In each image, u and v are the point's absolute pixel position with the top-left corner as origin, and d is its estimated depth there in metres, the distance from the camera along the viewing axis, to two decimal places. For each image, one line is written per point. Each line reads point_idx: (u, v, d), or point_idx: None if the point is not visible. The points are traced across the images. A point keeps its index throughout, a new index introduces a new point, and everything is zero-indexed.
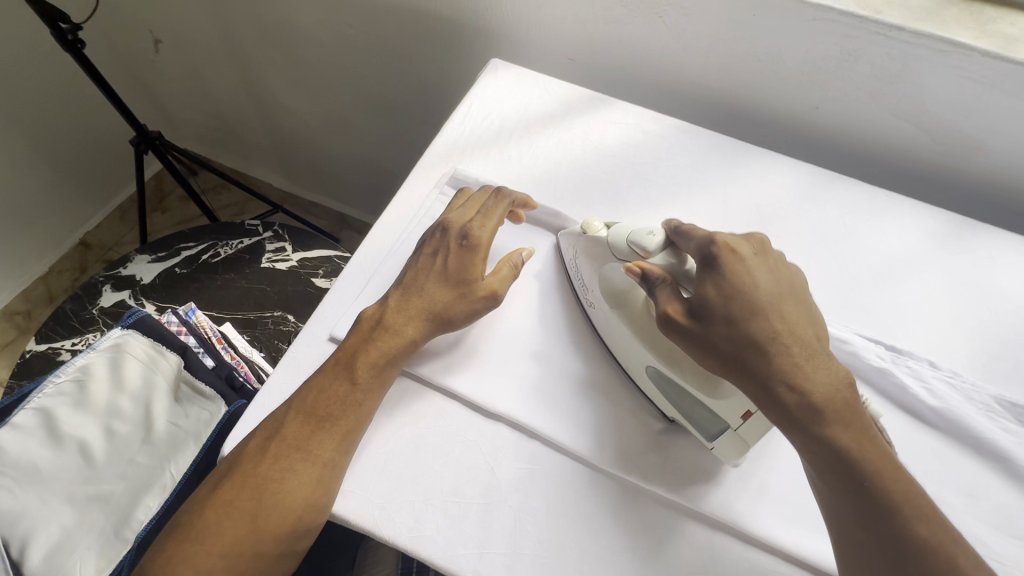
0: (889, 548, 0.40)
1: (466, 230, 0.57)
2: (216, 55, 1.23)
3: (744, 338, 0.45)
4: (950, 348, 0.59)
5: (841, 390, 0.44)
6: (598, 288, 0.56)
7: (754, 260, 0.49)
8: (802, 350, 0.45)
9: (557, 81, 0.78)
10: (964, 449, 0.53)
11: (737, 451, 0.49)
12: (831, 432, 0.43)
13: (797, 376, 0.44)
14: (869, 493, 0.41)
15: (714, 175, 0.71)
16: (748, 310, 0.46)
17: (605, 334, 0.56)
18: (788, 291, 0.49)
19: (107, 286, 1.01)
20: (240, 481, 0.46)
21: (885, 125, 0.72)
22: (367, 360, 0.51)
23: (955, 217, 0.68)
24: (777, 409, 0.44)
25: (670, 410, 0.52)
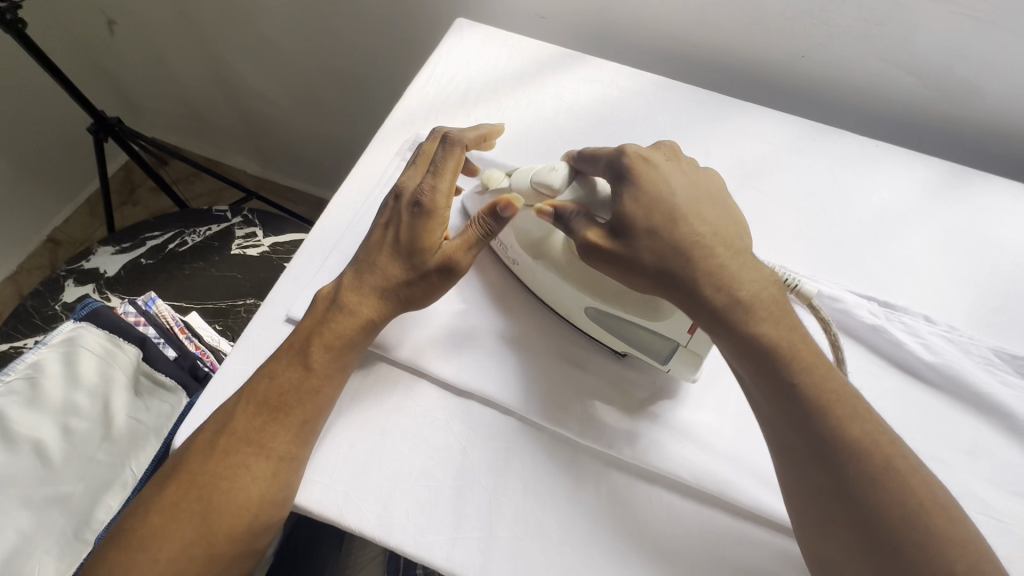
0: (823, 451, 0.39)
1: (415, 195, 0.50)
2: (173, 35, 1.17)
3: (669, 251, 0.44)
4: (946, 302, 0.56)
5: (770, 287, 0.44)
6: (516, 243, 0.54)
7: (667, 165, 0.48)
8: (725, 251, 0.44)
9: (526, 39, 0.73)
10: (962, 406, 0.51)
11: (692, 366, 0.48)
12: (757, 329, 0.42)
13: (721, 277, 0.43)
14: (798, 392, 0.41)
15: (695, 132, 0.66)
16: (666, 216, 0.45)
17: (535, 287, 0.55)
18: (706, 196, 0.47)
19: (70, 280, 0.97)
20: (187, 480, 0.43)
21: (875, 71, 0.68)
22: (320, 343, 0.47)
23: (950, 165, 0.65)
24: (705, 312, 0.44)
25: (617, 343, 0.51)
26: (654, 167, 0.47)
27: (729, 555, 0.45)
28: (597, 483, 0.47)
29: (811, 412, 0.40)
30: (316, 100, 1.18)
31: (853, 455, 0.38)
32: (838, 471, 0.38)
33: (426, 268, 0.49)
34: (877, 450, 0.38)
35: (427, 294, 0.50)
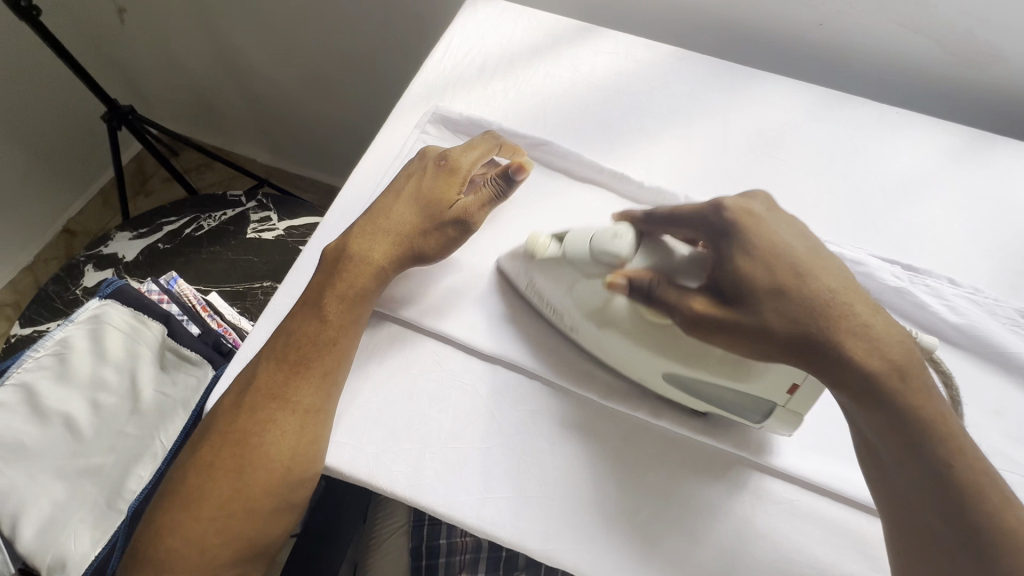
0: (970, 522, 0.35)
1: (445, 154, 0.54)
2: (183, 22, 1.17)
3: (802, 316, 0.38)
4: (970, 266, 0.56)
5: (903, 343, 0.38)
6: (577, 311, 0.48)
7: (774, 217, 0.42)
8: (863, 308, 0.39)
9: (540, 13, 0.73)
10: (988, 366, 0.51)
11: (790, 424, 0.45)
12: (905, 396, 0.36)
13: (864, 338, 0.37)
14: (939, 454, 0.36)
15: (712, 102, 0.66)
16: (789, 276, 0.39)
17: (601, 352, 0.49)
18: (822, 247, 0.42)
19: (89, 265, 0.98)
20: (218, 444, 0.44)
21: (894, 37, 0.67)
22: (334, 295, 0.49)
23: (971, 131, 0.64)
24: (843, 380, 0.38)
25: (701, 404, 0.47)
26: (760, 221, 0.41)
27: (757, 513, 0.45)
28: (624, 445, 0.48)
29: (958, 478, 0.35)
30: (327, 86, 1.18)
31: (996, 522, 0.34)
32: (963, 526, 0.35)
33: (441, 220, 0.51)
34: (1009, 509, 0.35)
35: (437, 248, 0.52)
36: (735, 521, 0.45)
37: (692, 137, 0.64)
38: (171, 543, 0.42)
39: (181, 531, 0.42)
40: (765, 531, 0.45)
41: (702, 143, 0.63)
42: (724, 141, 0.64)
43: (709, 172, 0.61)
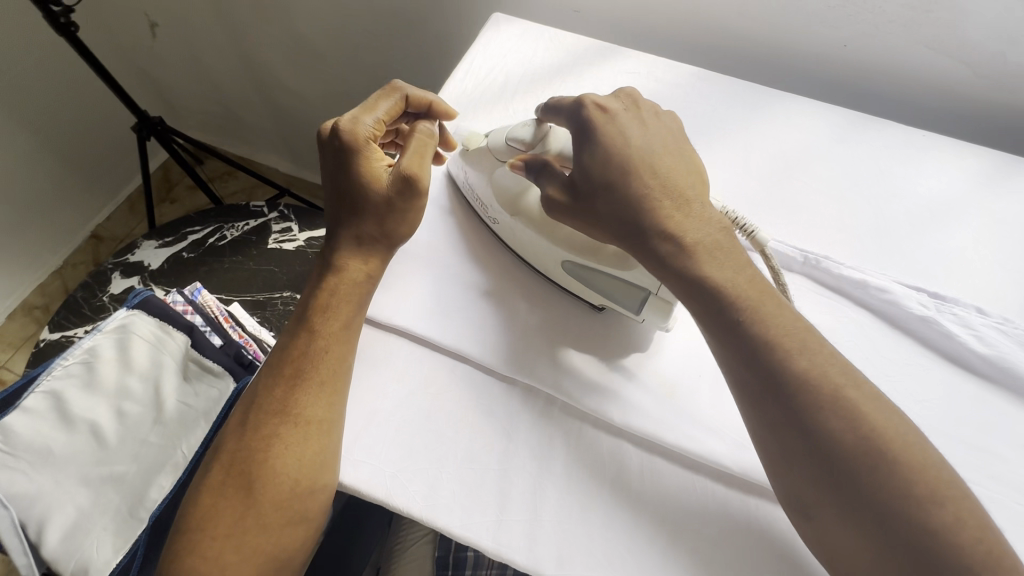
0: (776, 385, 0.42)
1: (336, 131, 0.52)
2: (212, 37, 1.20)
3: (628, 195, 0.48)
4: (1000, 294, 0.55)
5: (716, 234, 0.47)
6: (494, 201, 0.57)
7: (625, 115, 0.51)
8: (672, 201, 0.48)
9: (561, 33, 0.74)
10: (1017, 399, 0.49)
11: (665, 314, 0.51)
12: (703, 272, 0.46)
13: (669, 222, 0.47)
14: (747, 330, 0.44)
15: (734, 123, 0.66)
16: (619, 167, 0.48)
17: (513, 243, 0.57)
18: (662, 144, 0.51)
19: (116, 273, 1.00)
20: (228, 462, 0.45)
21: (921, 59, 0.66)
22: (321, 308, 0.49)
23: (1000, 155, 0.63)
24: (659, 265, 0.47)
25: (592, 296, 0.54)
26: (613, 117, 0.51)
27: (776, 545, 0.45)
28: (640, 471, 0.48)
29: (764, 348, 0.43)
30: (349, 99, 1.20)
31: (802, 390, 0.41)
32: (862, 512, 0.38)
33: (384, 194, 0.51)
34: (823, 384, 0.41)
35: (410, 222, 0.52)
36: (752, 552, 0.45)
37: (713, 158, 0.64)
38: (192, 562, 0.42)
39: (198, 549, 0.43)
40: (784, 563, 0.44)
41: (723, 164, 0.63)
42: (745, 162, 0.63)
43: (729, 194, 0.61)
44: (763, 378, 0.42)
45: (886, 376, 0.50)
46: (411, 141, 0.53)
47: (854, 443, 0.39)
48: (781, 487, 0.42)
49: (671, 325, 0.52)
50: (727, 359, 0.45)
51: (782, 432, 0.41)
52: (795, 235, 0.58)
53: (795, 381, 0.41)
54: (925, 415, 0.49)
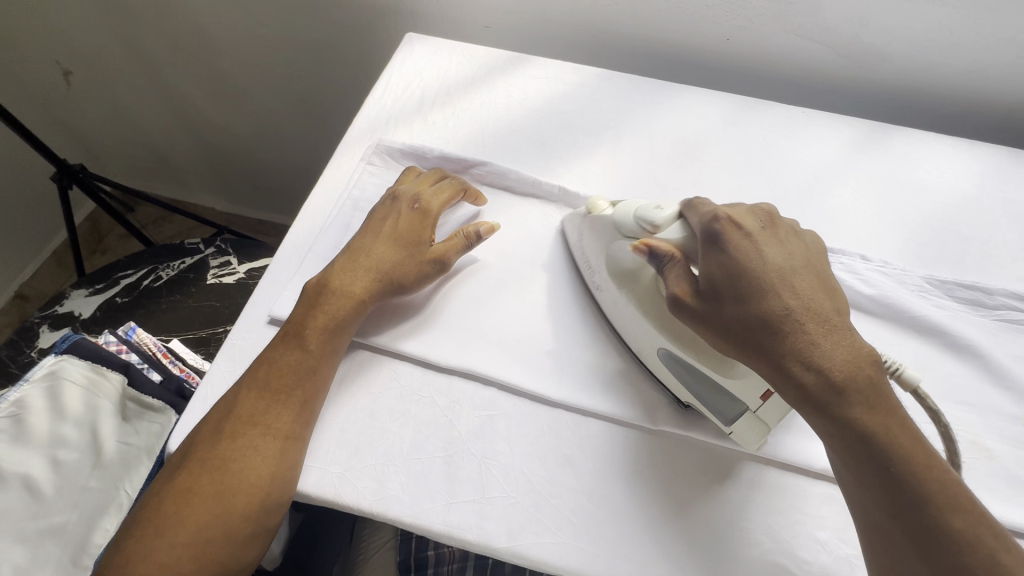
0: (929, 544, 0.37)
1: (417, 197, 0.58)
2: (133, 78, 1.18)
3: (758, 320, 0.43)
4: (879, 242, 0.61)
5: (865, 370, 0.41)
6: (607, 270, 0.55)
7: (764, 236, 0.47)
8: (815, 329, 0.42)
9: (473, 47, 0.78)
10: (905, 332, 0.55)
11: (758, 437, 0.48)
12: (850, 408, 0.40)
13: (810, 356, 0.41)
14: (898, 477, 0.38)
15: (637, 115, 0.72)
16: (757, 289, 0.44)
17: (610, 314, 0.55)
18: (802, 265, 0.46)
19: (45, 326, 0.96)
20: (195, 470, 0.44)
21: (792, 46, 0.74)
22: (315, 326, 0.51)
23: (868, 123, 0.71)
24: (793, 393, 0.42)
25: (683, 393, 0.50)
26: (750, 239, 0.46)
27: (709, 489, 0.48)
28: (580, 438, 0.50)
29: (920, 494, 0.37)
30: (278, 130, 1.21)
31: (959, 553, 0.36)
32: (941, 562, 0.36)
33: (419, 262, 0.55)
34: (979, 546, 0.36)
35: (417, 281, 0.55)
36: (688, 497, 0.47)
37: (621, 148, 0.69)
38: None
39: (152, 557, 0.41)
40: (718, 502, 0.47)
41: (631, 154, 0.68)
42: (651, 149, 0.69)
43: (640, 178, 0.66)
44: (915, 529, 0.37)
45: None
46: (463, 235, 0.57)
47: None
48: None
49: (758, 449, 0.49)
50: (863, 493, 0.40)
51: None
52: None
53: (958, 543, 0.36)
54: None
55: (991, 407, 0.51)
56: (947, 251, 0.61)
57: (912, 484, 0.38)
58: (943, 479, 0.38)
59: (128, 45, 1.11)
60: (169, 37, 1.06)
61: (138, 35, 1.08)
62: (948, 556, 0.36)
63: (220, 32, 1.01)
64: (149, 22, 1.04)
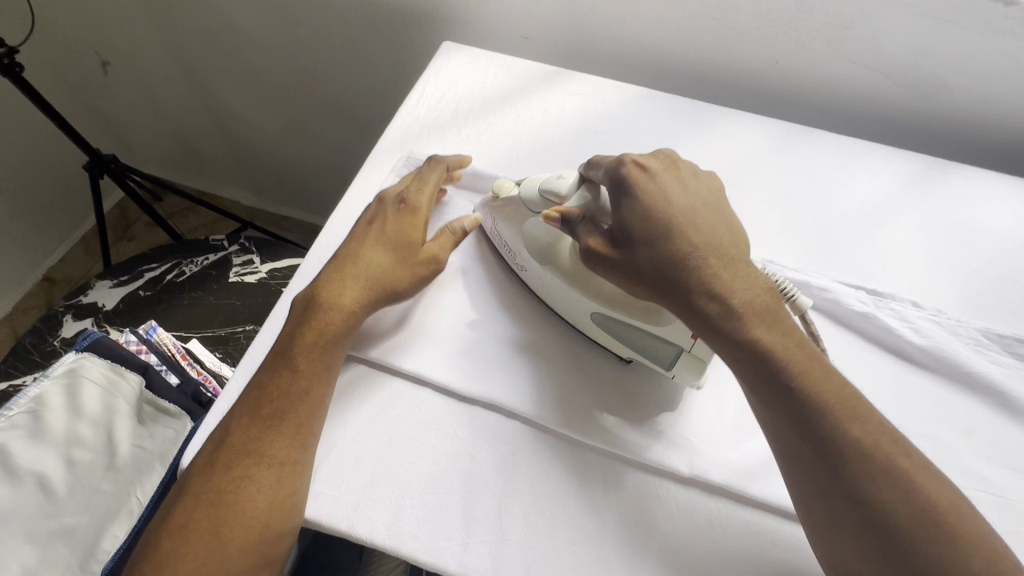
0: (832, 455, 0.38)
1: (401, 195, 0.57)
2: (168, 71, 1.19)
3: (665, 258, 0.44)
4: (932, 287, 0.58)
5: (763, 297, 0.43)
6: (524, 249, 0.55)
7: (664, 176, 0.48)
8: (719, 261, 0.44)
9: (511, 59, 0.76)
10: (957, 388, 0.52)
11: (698, 371, 0.48)
12: (753, 336, 0.42)
13: (715, 287, 0.43)
14: (799, 396, 0.40)
15: (678, 138, 0.69)
16: (662, 225, 0.45)
17: (542, 291, 0.56)
18: (704, 205, 0.47)
19: (68, 315, 0.97)
20: (192, 502, 0.42)
21: (846, 72, 0.71)
22: (304, 345, 0.48)
23: (924, 158, 0.67)
24: (701, 323, 0.43)
25: (623, 350, 0.52)
26: (651, 180, 0.47)
27: (740, 547, 0.45)
28: (605, 480, 0.48)
29: (820, 410, 0.39)
30: (307, 129, 1.21)
31: (858, 459, 0.38)
32: (844, 472, 0.38)
33: (414, 261, 0.54)
34: (877, 450, 0.38)
35: (412, 282, 0.54)
36: (717, 554, 0.45)
37: None
38: None
39: None
40: (749, 562, 0.45)
41: None
42: None
43: None
44: (818, 443, 0.39)
45: None
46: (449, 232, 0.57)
47: (910, 513, 0.36)
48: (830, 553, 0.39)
49: (700, 384, 0.50)
50: (773, 418, 0.41)
51: (835, 496, 0.38)
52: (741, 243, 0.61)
53: (857, 449, 0.38)
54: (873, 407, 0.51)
55: None
56: (1006, 301, 0.57)
57: (812, 400, 0.39)
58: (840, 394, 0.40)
59: (164, 39, 1.12)
60: (204, 33, 1.06)
61: (174, 28, 1.08)
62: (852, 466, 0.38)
63: (256, 29, 1.01)
64: (186, 17, 1.04)
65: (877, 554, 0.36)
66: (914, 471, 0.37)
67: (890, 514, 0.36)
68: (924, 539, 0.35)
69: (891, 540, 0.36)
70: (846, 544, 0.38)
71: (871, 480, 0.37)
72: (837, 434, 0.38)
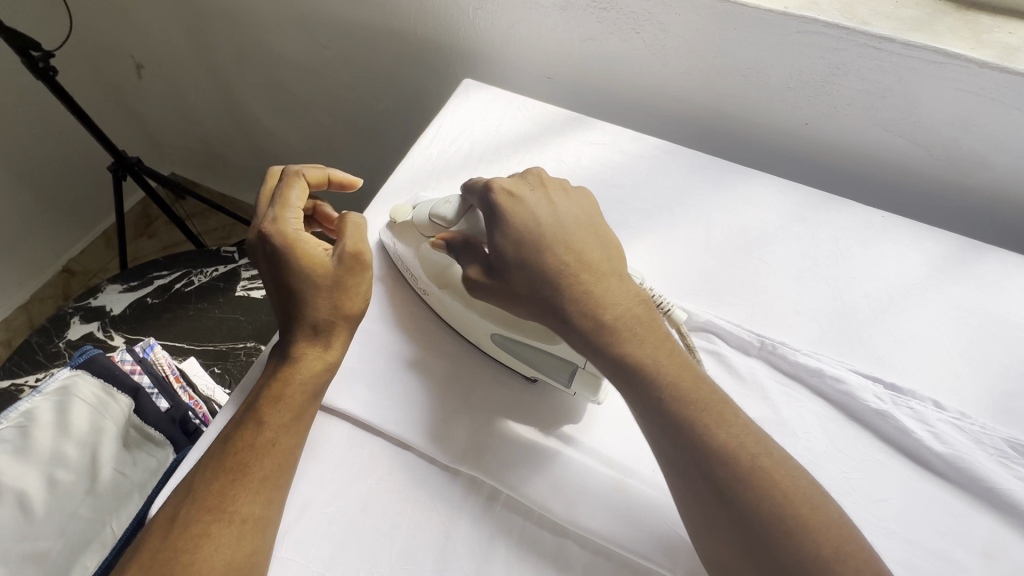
0: (698, 462, 0.41)
1: (269, 238, 0.51)
2: (197, 79, 1.21)
3: (540, 278, 0.47)
4: (955, 384, 0.54)
5: (632, 308, 0.47)
6: (421, 271, 0.56)
7: (534, 196, 0.51)
8: (588, 276, 0.48)
9: (530, 101, 0.75)
10: (975, 502, 0.48)
11: (592, 386, 0.50)
12: (621, 349, 0.45)
13: (586, 304, 0.46)
14: (669, 404, 0.43)
15: (696, 198, 0.66)
16: (532, 247, 0.48)
17: (446, 314, 0.56)
18: (575, 224, 0.51)
19: (76, 317, 0.98)
20: (145, 562, 0.40)
21: (880, 141, 0.68)
22: (271, 396, 0.47)
23: (959, 240, 0.63)
24: (576, 337, 0.46)
25: (526, 369, 0.52)
26: (520, 201, 0.50)
27: None
28: (585, 572, 0.45)
29: (685, 421, 0.42)
30: (326, 144, 1.21)
31: (724, 463, 0.40)
32: (711, 479, 0.40)
33: (332, 277, 0.51)
34: (741, 454, 0.40)
35: (364, 297, 0.53)
36: None
37: (674, 234, 0.64)
38: None
39: None
40: None
41: (683, 244, 0.63)
42: (705, 239, 0.63)
43: (689, 272, 0.61)
44: (688, 453, 0.41)
45: (841, 472, 0.49)
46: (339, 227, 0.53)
47: (776, 515, 0.38)
48: (707, 554, 0.41)
49: (601, 398, 0.51)
50: (648, 427, 0.44)
51: (708, 505, 0.40)
52: (753, 318, 0.58)
53: (721, 456, 0.40)
54: (882, 516, 0.48)
55: None
56: None
57: (683, 408, 0.42)
58: (703, 400, 0.43)
59: (194, 48, 1.13)
60: (233, 45, 1.07)
61: (205, 40, 1.10)
62: (716, 472, 0.40)
63: (282, 46, 1.01)
64: (216, 30, 1.06)
65: (743, 552, 0.38)
66: (778, 473, 0.40)
67: (751, 512, 0.39)
68: (788, 540, 0.37)
69: (754, 537, 0.38)
70: (722, 549, 0.40)
71: (738, 482, 0.39)
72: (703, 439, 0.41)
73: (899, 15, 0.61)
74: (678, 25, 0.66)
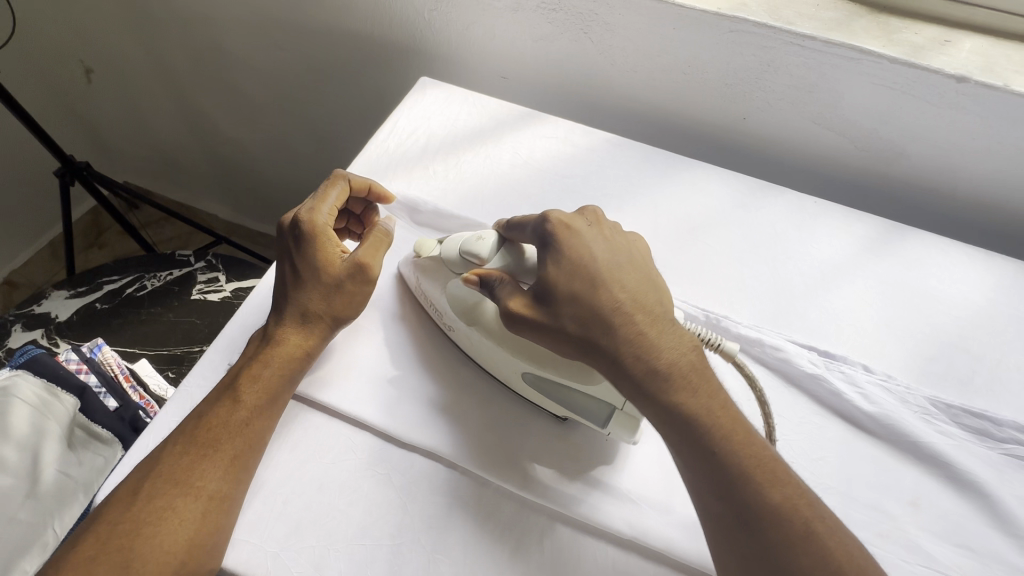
0: (749, 516, 0.40)
1: (294, 223, 0.52)
2: (151, 83, 1.19)
3: (592, 320, 0.45)
4: (884, 352, 0.58)
5: (688, 354, 0.45)
6: (451, 309, 0.54)
7: (589, 231, 0.49)
8: (645, 318, 0.46)
9: (486, 98, 0.77)
10: (901, 455, 0.52)
11: (631, 428, 0.48)
12: (679, 398, 0.43)
13: (641, 346, 0.44)
14: (726, 456, 0.42)
15: (643, 186, 0.70)
16: (586, 283, 0.46)
17: (471, 351, 0.54)
18: (627, 263, 0.49)
19: (18, 325, 0.93)
20: (104, 534, 0.40)
21: (809, 133, 0.73)
22: (249, 377, 0.47)
23: (884, 222, 0.68)
24: (630, 384, 0.45)
25: (557, 408, 0.51)
26: (576, 234, 0.49)
27: None
28: (542, 539, 0.46)
29: (742, 475, 0.41)
30: (287, 148, 1.20)
31: (775, 517, 0.39)
32: (761, 537, 0.39)
33: (338, 276, 0.51)
34: (795, 512, 0.40)
35: (353, 300, 0.52)
36: None
37: (624, 220, 0.66)
38: None
39: None
40: None
41: (633, 228, 0.66)
42: (654, 224, 0.67)
43: None
44: (739, 511, 0.40)
45: (781, 434, 0.52)
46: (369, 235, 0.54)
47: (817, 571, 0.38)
48: None
49: (637, 440, 0.49)
50: (697, 479, 0.43)
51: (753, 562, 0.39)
52: (699, 296, 0.61)
53: (773, 517, 0.39)
54: (818, 473, 0.51)
55: (994, 555, 0.46)
56: (954, 370, 0.57)
57: (728, 456, 0.42)
58: (757, 452, 0.42)
59: (148, 51, 1.11)
60: (190, 49, 1.06)
61: (160, 43, 1.08)
62: (767, 529, 0.39)
63: (240, 49, 1.01)
64: (171, 33, 1.05)
65: None
66: (827, 531, 0.39)
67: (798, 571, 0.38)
68: None
69: None
70: None
71: (785, 537, 0.39)
72: (741, 477, 0.41)
73: (820, 17, 0.66)
74: (622, 25, 0.70)
